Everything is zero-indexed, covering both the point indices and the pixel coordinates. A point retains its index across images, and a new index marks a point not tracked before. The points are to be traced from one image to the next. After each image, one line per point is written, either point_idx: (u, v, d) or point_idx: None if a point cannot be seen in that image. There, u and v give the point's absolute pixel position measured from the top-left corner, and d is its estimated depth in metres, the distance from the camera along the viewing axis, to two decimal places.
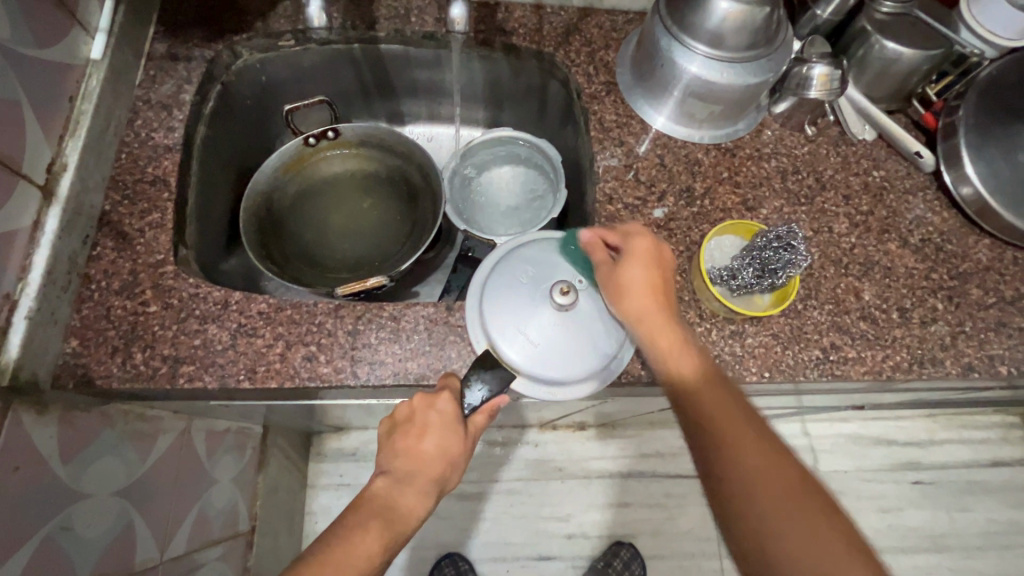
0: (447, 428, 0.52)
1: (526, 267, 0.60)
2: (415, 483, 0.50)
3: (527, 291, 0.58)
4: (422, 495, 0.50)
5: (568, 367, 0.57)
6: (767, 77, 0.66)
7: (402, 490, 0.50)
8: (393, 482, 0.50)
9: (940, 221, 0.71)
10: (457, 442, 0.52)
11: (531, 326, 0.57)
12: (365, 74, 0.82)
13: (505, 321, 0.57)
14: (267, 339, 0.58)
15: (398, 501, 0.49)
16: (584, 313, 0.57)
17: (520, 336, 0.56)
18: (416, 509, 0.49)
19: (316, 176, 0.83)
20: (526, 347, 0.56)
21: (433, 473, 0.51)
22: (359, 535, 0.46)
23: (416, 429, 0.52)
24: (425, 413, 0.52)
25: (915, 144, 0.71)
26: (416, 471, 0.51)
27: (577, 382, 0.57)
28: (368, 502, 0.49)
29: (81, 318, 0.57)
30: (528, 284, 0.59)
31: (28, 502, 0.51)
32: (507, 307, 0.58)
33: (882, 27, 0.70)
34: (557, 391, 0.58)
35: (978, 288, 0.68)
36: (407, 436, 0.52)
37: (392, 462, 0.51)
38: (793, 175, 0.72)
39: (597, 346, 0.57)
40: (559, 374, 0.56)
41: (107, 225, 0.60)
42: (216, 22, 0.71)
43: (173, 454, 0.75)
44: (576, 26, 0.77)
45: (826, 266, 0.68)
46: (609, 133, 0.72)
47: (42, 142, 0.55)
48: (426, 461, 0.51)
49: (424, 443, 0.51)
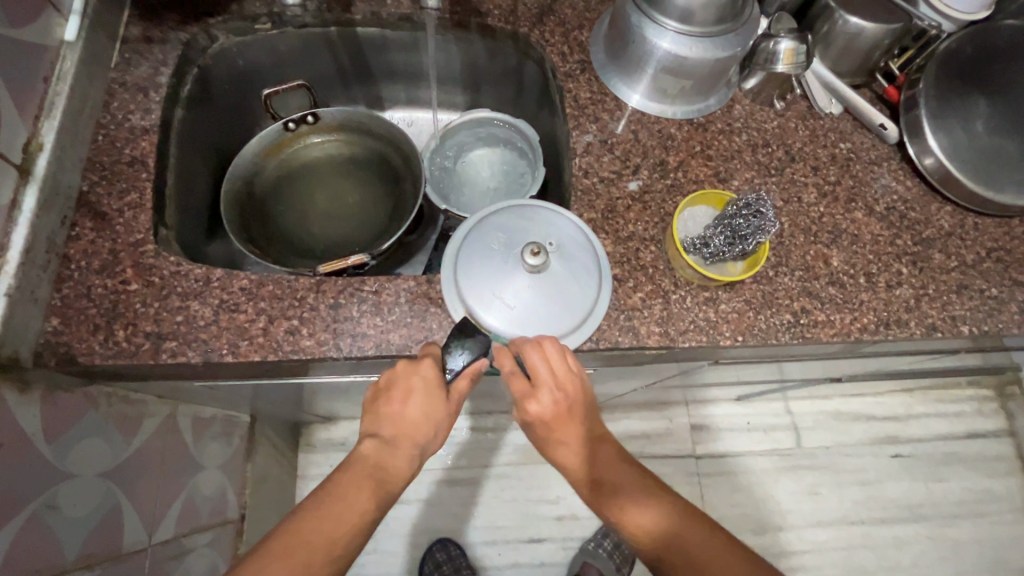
0: (430, 394, 0.52)
1: (497, 233, 0.61)
2: (402, 446, 0.52)
3: (500, 255, 0.60)
4: (409, 457, 0.52)
5: (545, 327, 0.58)
6: (736, 51, 0.68)
7: (390, 452, 0.51)
8: (380, 445, 0.51)
9: (904, 190, 0.74)
10: (441, 407, 0.53)
11: (507, 290, 0.58)
12: (343, 58, 0.83)
13: (482, 287, 0.59)
14: (250, 314, 0.58)
15: (387, 463, 0.50)
16: (556, 275, 0.59)
17: (497, 301, 0.58)
18: (405, 470, 0.51)
19: (295, 160, 0.84)
20: (503, 311, 0.58)
21: (419, 436, 0.52)
22: (352, 494, 0.48)
23: (400, 395, 0.53)
24: (409, 379, 0.53)
25: (878, 116, 0.74)
26: (402, 435, 0.52)
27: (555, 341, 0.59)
28: (357, 464, 0.50)
29: (62, 297, 0.57)
30: (501, 249, 0.60)
31: (12, 480, 0.51)
32: (482, 273, 0.59)
33: (844, 3, 0.72)
34: None
35: (940, 253, 0.71)
36: (392, 401, 0.53)
37: (377, 427, 0.52)
38: (763, 148, 0.74)
39: (572, 306, 0.59)
40: (536, 334, 0.58)
41: (85, 206, 0.60)
42: (191, 5, 0.71)
43: (157, 438, 0.75)
44: (551, 7, 0.78)
45: (796, 234, 0.70)
46: (584, 110, 0.74)
47: (17, 121, 0.55)
48: (412, 425, 0.52)
49: (408, 408, 0.53)
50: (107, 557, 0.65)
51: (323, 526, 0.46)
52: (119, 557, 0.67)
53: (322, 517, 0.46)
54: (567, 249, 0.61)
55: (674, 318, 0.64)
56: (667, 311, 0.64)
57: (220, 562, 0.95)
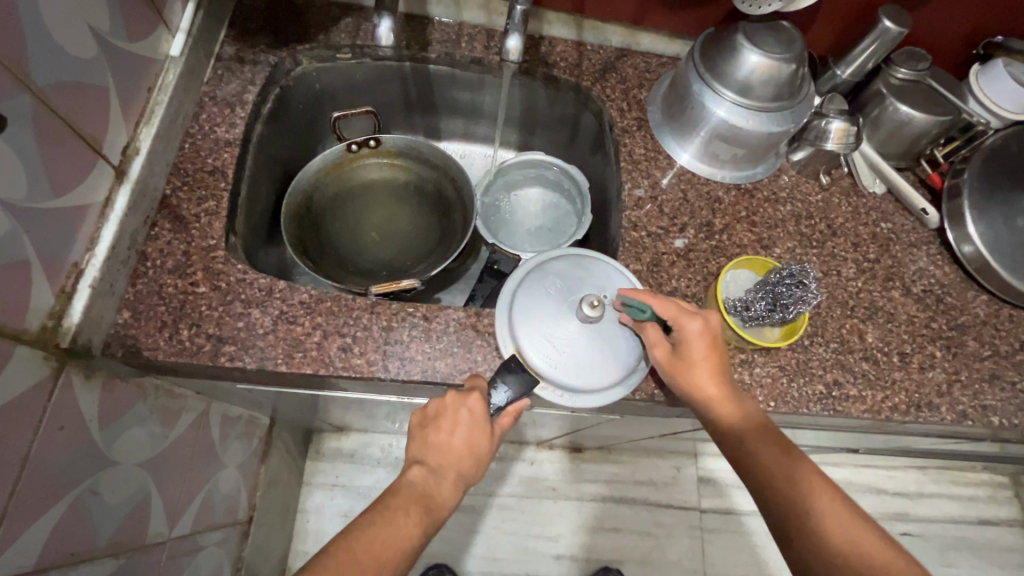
0: (476, 426, 0.55)
1: (554, 280, 0.65)
2: (448, 473, 0.54)
3: (555, 300, 0.63)
4: (454, 486, 0.54)
5: (591, 376, 0.61)
6: (788, 127, 0.71)
7: (436, 481, 0.53)
8: (427, 474, 0.53)
9: (941, 275, 0.76)
10: (486, 438, 0.55)
11: (558, 336, 0.62)
12: (411, 90, 0.87)
13: (535, 329, 0.61)
14: (306, 327, 0.61)
15: (434, 491, 0.52)
16: (607, 329, 0.62)
17: (544, 341, 0.61)
18: (449, 497, 0.53)
19: (353, 182, 0.88)
20: (551, 355, 0.61)
21: (463, 465, 0.54)
22: (402, 517, 0.49)
23: (448, 425, 0.55)
24: (456, 410, 0.55)
25: (920, 200, 0.77)
26: (448, 464, 0.54)
27: (595, 389, 0.61)
28: (405, 490, 0.51)
29: (135, 292, 0.60)
30: (558, 294, 0.64)
31: (66, 463, 0.53)
32: (536, 316, 0.62)
33: (896, 91, 0.76)
34: (579, 399, 0.61)
35: (974, 340, 0.72)
36: (440, 429, 0.55)
37: (424, 456, 0.54)
38: (807, 220, 0.77)
39: (617, 358, 0.61)
40: (581, 382, 0.60)
41: (166, 208, 0.64)
42: (282, 31, 0.76)
43: (190, 432, 0.77)
44: (613, 65, 0.82)
45: (833, 306, 0.72)
46: (637, 165, 0.77)
47: (122, 126, 0.59)
48: (459, 456, 0.54)
49: (454, 438, 0.55)
50: (132, 546, 0.67)
51: (372, 550, 0.46)
52: (141, 547, 0.68)
53: (369, 539, 0.46)
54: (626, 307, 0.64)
55: None
56: None
57: (224, 562, 0.96)
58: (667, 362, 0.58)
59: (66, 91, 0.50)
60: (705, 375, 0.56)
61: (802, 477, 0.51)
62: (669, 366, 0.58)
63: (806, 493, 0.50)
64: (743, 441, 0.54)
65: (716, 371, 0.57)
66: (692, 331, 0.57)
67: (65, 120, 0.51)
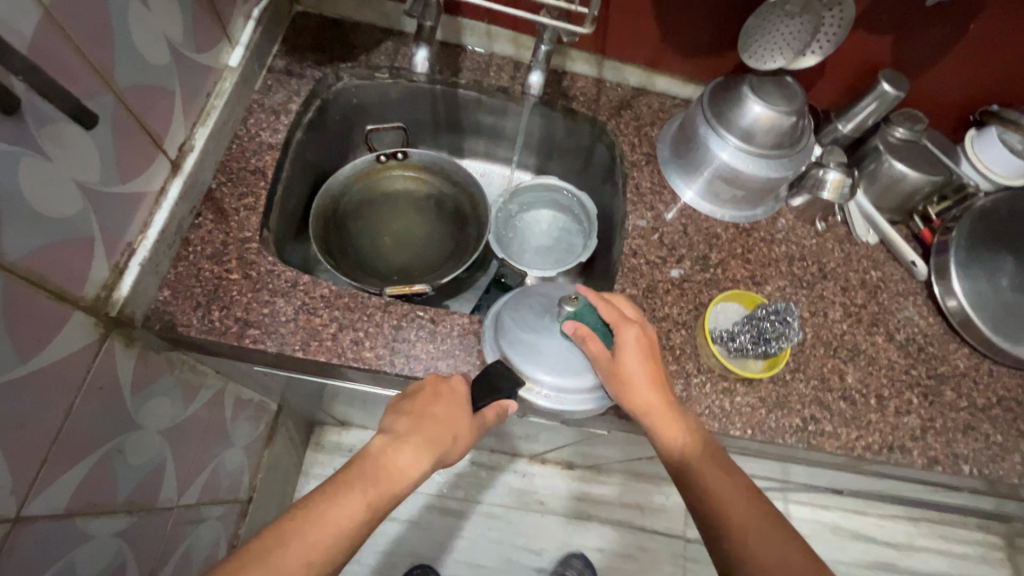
0: (454, 407, 0.59)
1: (539, 295, 0.69)
2: (415, 445, 0.56)
3: (540, 312, 0.67)
4: (417, 454, 0.55)
5: (574, 380, 0.64)
6: (786, 174, 0.77)
7: (397, 449, 0.55)
8: (390, 443, 0.56)
9: (925, 325, 0.79)
10: (457, 414, 0.58)
11: (543, 343, 0.65)
12: (440, 111, 0.94)
13: (520, 337, 0.65)
14: (323, 319, 0.67)
15: (393, 459, 0.54)
16: None
17: (529, 348, 0.65)
18: (408, 471, 0.54)
19: (378, 190, 0.95)
20: (536, 360, 0.64)
21: (434, 440, 0.56)
22: (341, 497, 0.51)
23: (423, 399, 0.59)
24: (433, 387, 0.60)
25: (910, 253, 0.81)
26: (417, 436, 0.56)
27: (583, 392, 0.65)
28: (364, 459, 0.54)
29: (176, 273, 0.67)
30: (542, 304, 0.68)
31: (101, 420, 0.59)
32: (522, 327, 0.66)
33: (893, 148, 0.80)
34: (563, 402, 0.65)
35: (952, 390, 0.75)
36: (416, 408, 0.58)
37: (394, 426, 0.57)
38: (799, 261, 0.81)
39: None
40: (564, 385, 0.64)
41: (210, 201, 0.71)
42: (329, 50, 0.84)
43: (206, 408, 0.83)
44: (629, 103, 0.88)
45: (817, 345, 0.76)
46: (643, 197, 0.82)
47: (181, 125, 0.66)
48: (428, 425, 0.57)
49: (428, 411, 0.58)
50: (143, 507, 0.72)
51: (308, 533, 0.49)
52: (151, 508, 0.74)
53: (305, 523, 0.49)
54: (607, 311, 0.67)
55: (692, 400, 0.70)
56: (686, 392, 0.70)
57: (221, 537, 1.01)
58: (621, 393, 0.60)
59: (140, 93, 0.58)
60: (654, 402, 0.59)
61: (716, 475, 0.55)
62: (624, 397, 0.60)
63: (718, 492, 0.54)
64: (670, 443, 0.58)
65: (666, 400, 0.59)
66: (624, 337, 0.60)
67: (137, 118, 0.58)
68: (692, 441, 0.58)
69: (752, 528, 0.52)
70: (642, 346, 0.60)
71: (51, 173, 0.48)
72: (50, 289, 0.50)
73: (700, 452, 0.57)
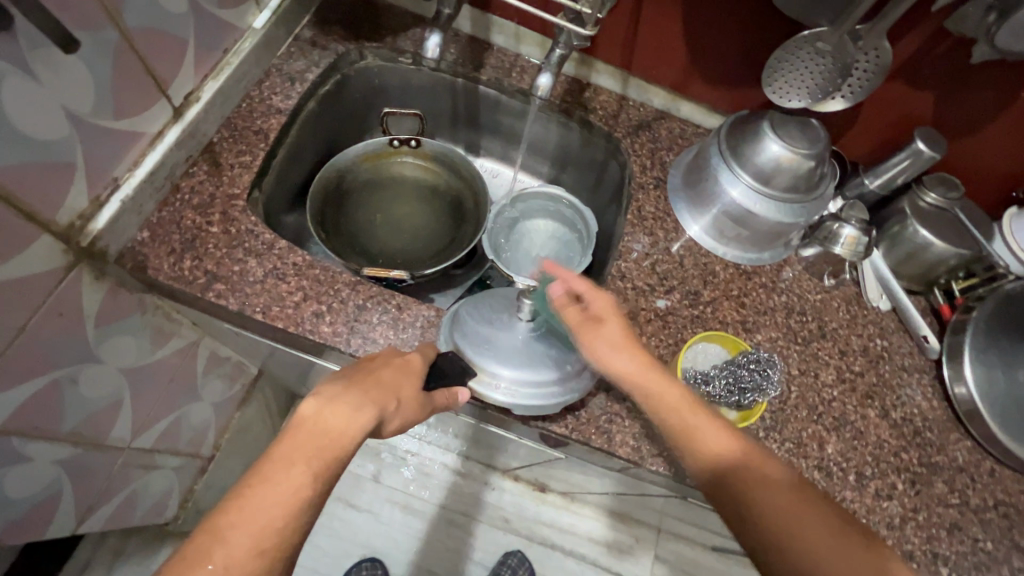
0: (401, 373, 0.55)
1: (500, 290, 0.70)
2: (355, 399, 0.50)
3: (499, 306, 0.68)
4: (357, 413, 0.49)
5: (530, 373, 0.64)
6: (797, 221, 0.72)
7: (335, 408, 0.49)
8: (324, 402, 0.49)
9: (927, 407, 0.73)
10: (409, 381, 0.55)
11: (499, 335, 0.65)
12: (459, 105, 0.93)
13: (476, 329, 0.65)
14: (290, 286, 0.66)
15: (333, 417, 0.48)
16: (547, 334, 0.66)
17: (485, 340, 0.65)
18: (350, 429, 0.49)
19: (385, 173, 0.94)
20: (492, 352, 0.64)
21: (376, 399, 0.51)
22: (279, 475, 0.45)
23: (375, 364, 0.55)
24: (389, 356, 0.57)
25: (923, 326, 0.75)
26: (358, 392, 0.51)
27: (537, 388, 0.64)
28: (300, 424, 0.48)
29: (159, 217, 0.68)
30: (503, 301, 0.69)
31: (57, 346, 0.60)
32: (480, 319, 0.66)
33: (921, 213, 0.75)
34: (519, 396, 0.64)
35: (944, 483, 0.69)
36: (357, 372, 0.53)
37: (331, 386, 0.51)
38: (798, 315, 0.76)
39: (559, 361, 0.64)
40: (519, 377, 0.64)
41: (208, 153, 0.72)
42: (357, 28, 0.85)
43: (176, 357, 0.84)
44: (648, 124, 0.85)
45: (800, 407, 0.70)
46: (643, 221, 0.79)
47: (191, 75, 0.68)
48: (376, 385, 0.53)
49: (378, 373, 0.54)
50: (91, 441, 0.72)
51: (251, 522, 0.43)
52: (100, 444, 0.74)
53: (236, 511, 0.43)
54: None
55: (651, 439, 0.66)
56: (647, 429, 0.67)
57: (175, 488, 1.02)
58: (646, 402, 0.52)
59: (150, 36, 0.59)
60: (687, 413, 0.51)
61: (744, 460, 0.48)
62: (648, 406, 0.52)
63: (757, 479, 0.47)
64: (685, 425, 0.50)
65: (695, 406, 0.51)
66: (604, 300, 0.57)
67: (142, 58, 0.59)
68: (746, 459, 0.48)
69: (816, 536, 0.43)
70: (621, 312, 0.57)
71: (39, 95, 0.49)
72: (20, 207, 0.51)
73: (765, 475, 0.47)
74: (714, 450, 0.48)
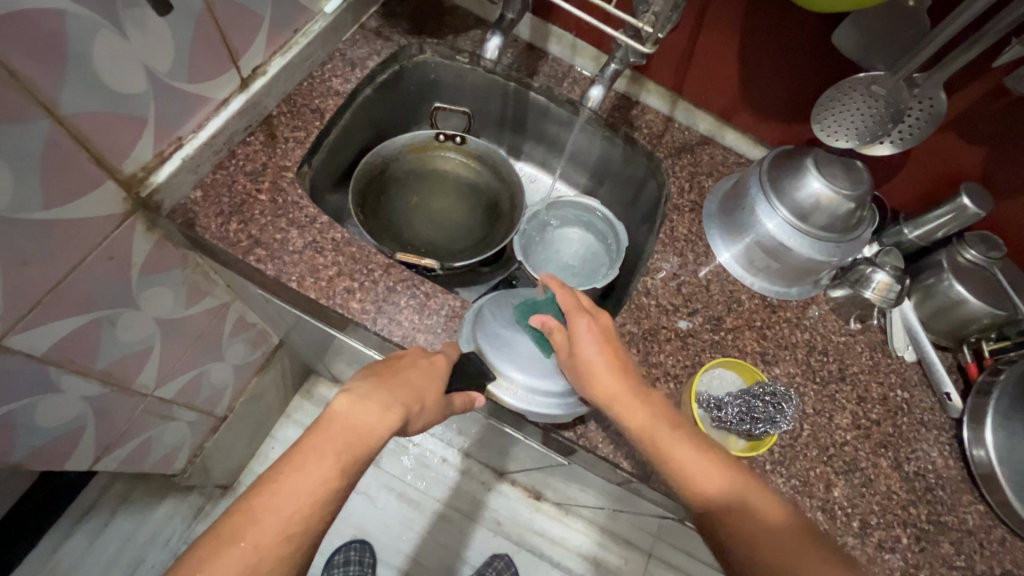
0: (428, 376, 0.58)
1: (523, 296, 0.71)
2: (383, 399, 0.54)
3: (522, 312, 0.69)
4: (383, 413, 0.53)
5: (547, 383, 0.65)
6: (830, 259, 0.72)
7: (362, 408, 0.53)
8: (353, 400, 0.53)
9: (942, 464, 0.71)
10: (434, 383, 0.58)
11: (519, 342, 0.67)
12: (507, 108, 0.96)
13: (497, 332, 0.67)
14: (326, 260, 0.69)
15: (359, 417, 0.52)
16: None
17: (505, 344, 0.66)
18: (377, 427, 0.52)
19: (428, 166, 0.96)
20: (511, 357, 0.66)
21: (403, 399, 0.55)
22: (310, 466, 0.49)
23: (402, 365, 0.58)
24: (415, 357, 0.60)
25: (948, 383, 0.74)
26: (386, 392, 0.54)
27: (552, 398, 0.65)
28: (329, 421, 0.52)
29: (213, 178, 0.71)
30: (527, 306, 0.70)
31: (103, 287, 0.63)
32: (501, 322, 0.68)
33: (958, 269, 0.74)
34: (533, 403, 0.65)
35: (950, 545, 0.67)
36: (386, 371, 0.57)
37: (360, 384, 0.55)
38: (819, 354, 0.75)
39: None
40: (535, 386, 0.65)
41: (266, 125, 0.75)
42: (420, 23, 0.88)
43: (207, 315, 0.87)
44: (691, 147, 0.86)
45: (810, 446, 0.70)
46: (675, 242, 0.80)
47: (261, 50, 0.71)
48: (401, 386, 0.56)
49: (404, 374, 0.57)
50: (118, 383, 0.76)
51: (283, 508, 0.47)
52: (126, 387, 0.78)
53: (266, 492, 0.47)
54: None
55: (657, 455, 0.67)
56: None
57: (186, 443, 1.05)
58: (642, 437, 0.54)
59: (231, 8, 0.62)
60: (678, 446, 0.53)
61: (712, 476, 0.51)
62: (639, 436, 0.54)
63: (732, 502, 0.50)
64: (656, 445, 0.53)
65: (687, 435, 0.54)
66: (581, 330, 0.59)
67: (220, 29, 0.62)
68: (737, 491, 0.50)
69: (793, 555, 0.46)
70: (606, 334, 0.60)
71: (126, 51, 0.52)
72: (92, 150, 0.54)
73: (761, 512, 0.49)
74: (711, 489, 0.50)
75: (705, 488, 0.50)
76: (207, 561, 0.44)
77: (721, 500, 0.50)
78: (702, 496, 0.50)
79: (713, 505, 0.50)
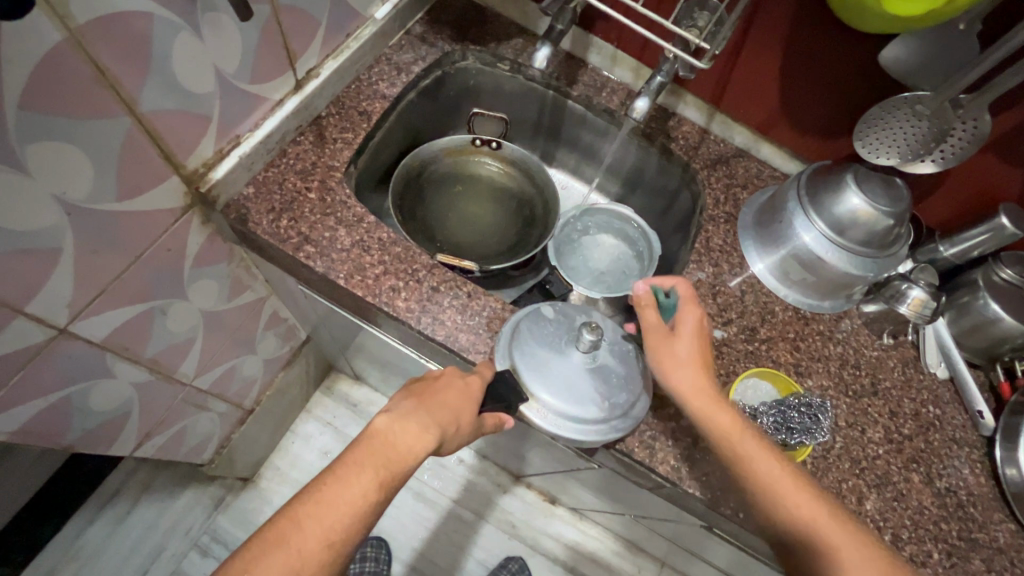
0: (463, 397, 0.60)
1: (561, 316, 0.71)
2: (422, 419, 0.55)
3: (557, 332, 0.69)
4: (419, 435, 0.54)
5: (578, 408, 0.65)
6: (865, 274, 0.73)
7: (401, 428, 0.54)
8: (392, 420, 0.55)
9: (973, 482, 0.72)
10: (468, 406, 0.59)
11: (553, 363, 0.67)
12: (544, 115, 0.97)
13: (531, 351, 0.67)
14: (373, 259, 0.71)
15: (398, 436, 0.53)
16: (600, 373, 0.67)
17: (539, 363, 0.66)
18: (413, 447, 0.53)
19: (464, 169, 0.98)
20: (544, 378, 0.66)
21: (439, 420, 0.56)
22: (352, 478, 0.50)
23: (439, 385, 0.60)
24: (452, 378, 0.61)
25: (981, 401, 0.74)
26: (424, 412, 0.56)
27: (583, 422, 0.65)
28: (370, 436, 0.53)
29: (265, 176, 0.73)
30: (562, 326, 0.70)
31: (157, 279, 0.65)
32: (536, 341, 0.68)
33: (994, 288, 0.74)
34: (564, 428, 0.65)
35: (981, 562, 0.67)
36: (425, 391, 0.58)
37: (399, 404, 0.57)
38: (852, 368, 0.76)
39: (608, 399, 0.66)
40: (567, 410, 0.65)
41: (315, 125, 0.77)
42: (464, 30, 0.90)
43: (246, 310, 0.90)
44: (727, 160, 0.88)
45: (842, 458, 0.70)
46: (710, 253, 0.81)
47: (316, 53, 0.73)
48: (438, 407, 0.57)
49: (441, 395, 0.59)
50: (163, 372, 0.78)
51: (324, 516, 0.48)
52: (169, 377, 0.80)
53: (315, 500, 0.48)
54: (622, 351, 0.70)
55: (691, 461, 0.68)
56: (688, 452, 0.68)
57: (216, 434, 1.07)
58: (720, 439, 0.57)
59: (293, 13, 0.65)
60: (750, 446, 0.57)
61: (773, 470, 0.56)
62: (717, 439, 0.57)
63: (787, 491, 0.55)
64: (728, 440, 0.57)
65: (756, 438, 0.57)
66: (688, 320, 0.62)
67: (283, 32, 0.65)
68: (794, 479, 0.55)
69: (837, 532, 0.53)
70: (696, 332, 0.62)
71: (201, 52, 0.55)
72: (162, 148, 0.57)
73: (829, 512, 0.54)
74: (781, 491, 0.55)
75: (776, 491, 0.55)
76: (256, 561, 0.45)
77: (789, 500, 0.54)
78: (768, 487, 0.55)
79: (786, 509, 0.54)
